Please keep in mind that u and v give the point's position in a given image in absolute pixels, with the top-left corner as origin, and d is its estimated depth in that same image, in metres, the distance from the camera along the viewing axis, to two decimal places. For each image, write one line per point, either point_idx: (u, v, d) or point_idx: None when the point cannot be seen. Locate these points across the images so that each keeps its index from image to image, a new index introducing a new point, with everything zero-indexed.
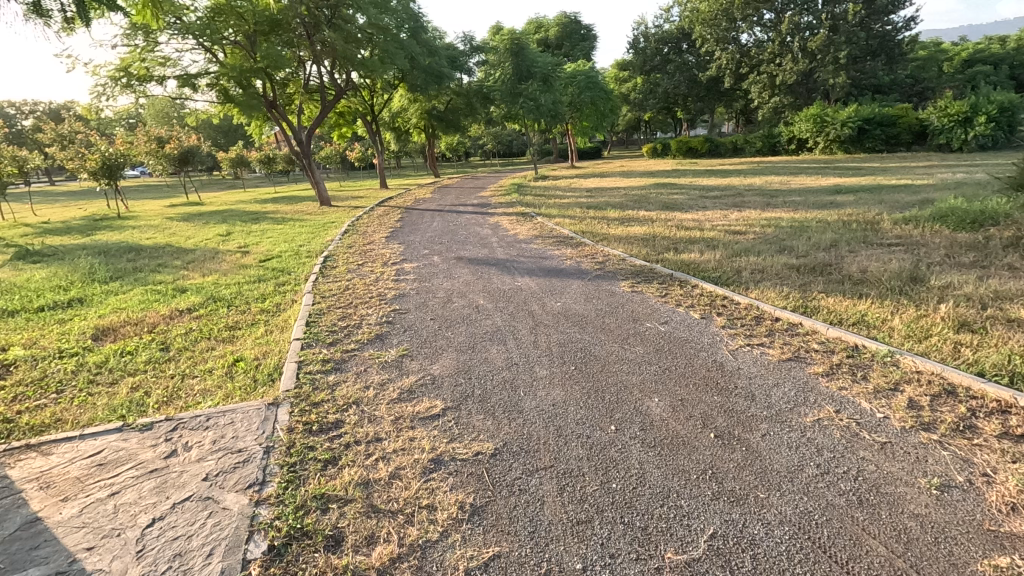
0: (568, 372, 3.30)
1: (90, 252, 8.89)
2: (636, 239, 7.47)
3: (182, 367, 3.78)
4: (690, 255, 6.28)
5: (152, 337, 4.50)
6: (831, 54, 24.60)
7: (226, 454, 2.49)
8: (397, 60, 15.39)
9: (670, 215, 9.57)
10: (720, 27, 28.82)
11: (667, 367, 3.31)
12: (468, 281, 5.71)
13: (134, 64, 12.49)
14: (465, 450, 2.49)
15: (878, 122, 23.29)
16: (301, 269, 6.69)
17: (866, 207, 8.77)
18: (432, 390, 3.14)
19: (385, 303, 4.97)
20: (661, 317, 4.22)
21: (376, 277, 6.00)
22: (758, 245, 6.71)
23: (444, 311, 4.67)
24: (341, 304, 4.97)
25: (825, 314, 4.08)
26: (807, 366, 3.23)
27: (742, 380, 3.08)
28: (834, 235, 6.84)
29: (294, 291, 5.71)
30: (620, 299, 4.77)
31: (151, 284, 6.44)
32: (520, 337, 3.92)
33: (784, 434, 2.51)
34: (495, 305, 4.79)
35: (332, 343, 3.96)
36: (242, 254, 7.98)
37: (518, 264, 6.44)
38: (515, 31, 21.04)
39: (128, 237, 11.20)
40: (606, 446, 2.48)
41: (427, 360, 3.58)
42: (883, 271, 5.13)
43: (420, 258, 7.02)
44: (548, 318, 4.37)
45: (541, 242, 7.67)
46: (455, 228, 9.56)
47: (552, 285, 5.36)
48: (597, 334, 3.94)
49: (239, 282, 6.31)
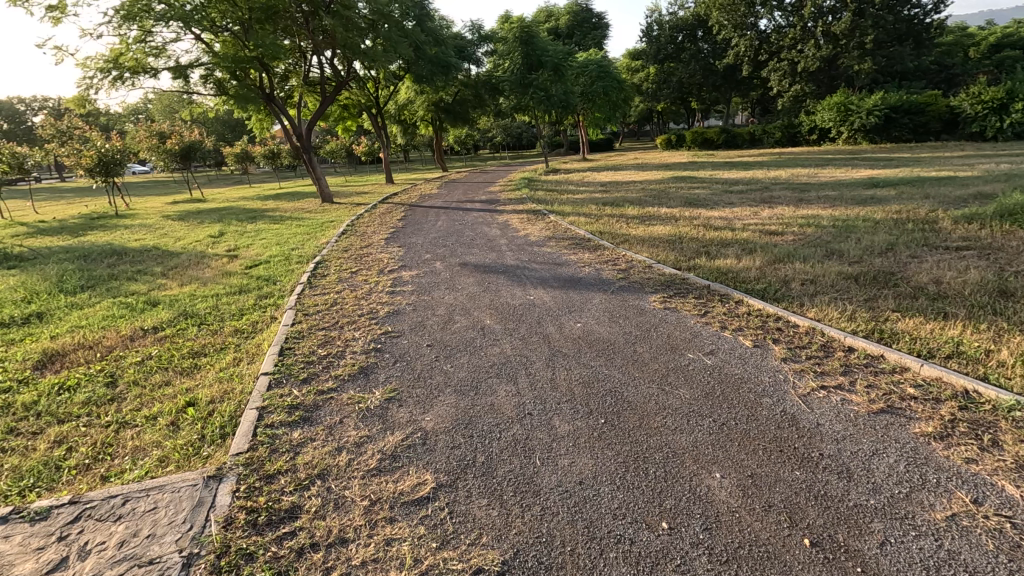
0: (597, 430, 2.59)
1: (71, 255, 8.31)
2: (661, 241, 6.71)
3: (122, 413, 3.09)
4: (725, 261, 5.54)
5: (101, 368, 3.82)
6: (856, 38, 23.56)
7: (132, 568, 1.81)
8: (401, 49, 14.65)
9: (695, 212, 8.78)
10: (738, 12, 27.56)
11: (724, 419, 2.61)
12: (472, 294, 5.00)
13: (124, 55, 11.81)
14: (461, 565, 1.79)
15: (906, 110, 22.18)
16: (288, 277, 6.01)
17: (913, 203, 7.94)
18: (422, 455, 2.44)
19: (375, 323, 4.28)
20: (704, 346, 3.48)
21: (369, 288, 5.33)
22: (801, 249, 5.92)
23: (443, 334, 3.96)
24: (325, 324, 4.28)
25: (909, 343, 3.31)
26: (909, 423, 2.47)
27: (828, 446, 2.34)
28: (888, 237, 6.03)
29: (276, 306, 5.02)
30: (651, 319, 4.02)
31: (121, 296, 5.80)
32: (534, 373, 3.22)
33: (910, 542, 1.78)
34: (505, 326, 4.07)
35: (306, 382, 3.26)
36: (230, 260, 7.32)
37: (529, 271, 5.72)
38: (525, 19, 20.17)
39: (116, 238, 10.56)
40: (657, 558, 1.78)
41: (417, 408, 2.87)
42: (962, 283, 4.34)
43: (420, 264, 6.33)
44: (568, 345, 3.64)
45: (555, 244, 6.95)
46: (461, 227, 8.85)
47: (570, 300, 4.64)
48: (628, 369, 3.21)
49: (218, 293, 5.64)
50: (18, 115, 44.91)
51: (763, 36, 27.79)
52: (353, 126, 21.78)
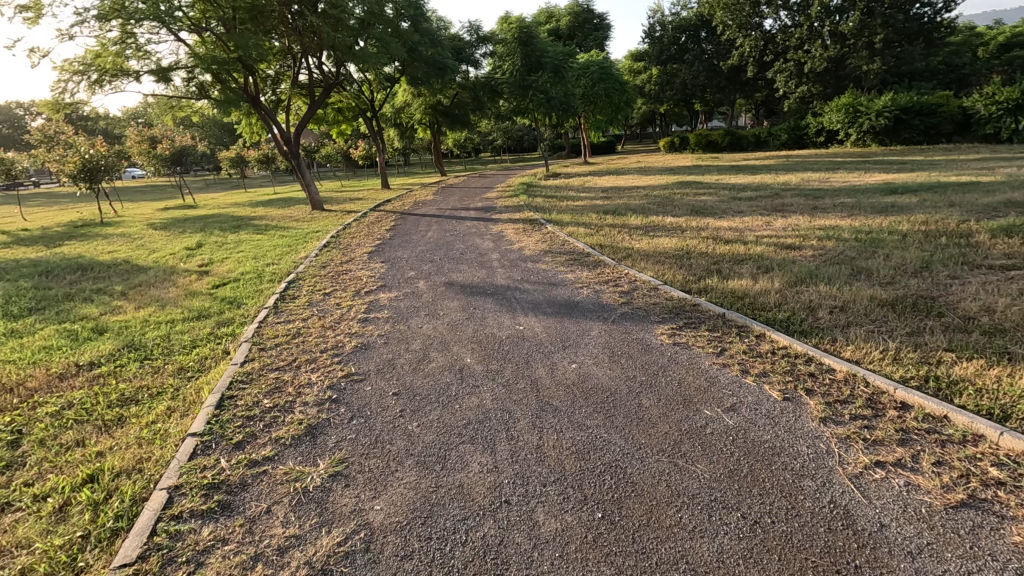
0: (592, 530, 1.99)
1: (34, 271, 7.77)
2: (667, 257, 6.13)
3: (8, 490, 2.50)
4: (739, 282, 4.95)
5: (9, 420, 3.23)
6: (864, 38, 22.90)
7: None
8: (394, 50, 14.09)
9: (703, 222, 8.19)
10: (743, 12, 26.86)
11: (756, 515, 2.01)
12: (455, 322, 4.42)
13: (102, 56, 11.28)
14: None
15: (917, 111, 21.53)
16: (255, 300, 5.43)
17: (939, 212, 7.33)
18: (361, 571, 1.85)
19: (338, 362, 3.68)
20: (722, 400, 2.88)
21: (340, 314, 4.76)
22: (823, 267, 5.32)
23: (414, 378, 3.36)
24: (279, 363, 3.70)
25: (980, 399, 2.69)
26: (1004, 528, 1.87)
27: (900, 564, 1.75)
28: (920, 253, 5.43)
29: (233, 337, 4.43)
30: (659, 360, 3.42)
31: (68, 321, 5.22)
32: (516, 438, 2.63)
33: None
34: (487, 367, 3.47)
35: (239, 448, 2.66)
36: (199, 277, 6.75)
37: (521, 293, 5.13)
38: (524, 19, 19.49)
39: (89, 249, 10.00)
40: None
41: (368, 492, 2.29)
42: (1020, 313, 3.73)
43: (403, 284, 5.77)
44: (560, 396, 3.04)
45: (551, 260, 6.37)
46: (452, 239, 8.27)
47: (565, 331, 4.05)
48: (632, 432, 2.62)
49: (174, 319, 5.06)
50: (18, 119, 45.00)
51: (768, 35, 27.13)
52: (348, 130, 21.27)
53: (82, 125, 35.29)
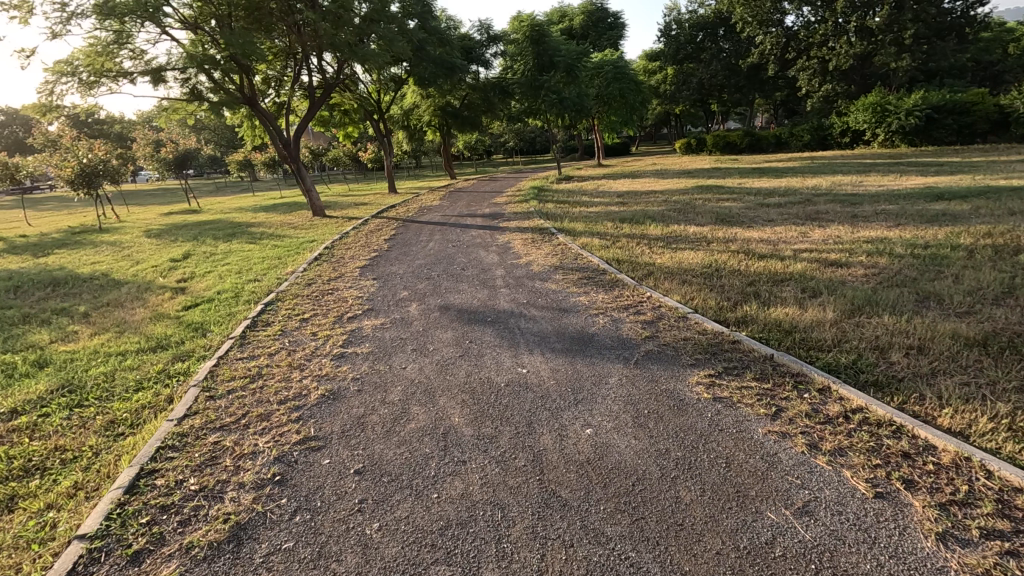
0: None
1: (4, 285, 7.21)
2: (694, 275, 5.38)
3: None
4: (785, 309, 4.18)
5: None
6: (893, 33, 21.80)
7: None
8: (398, 49, 13.37)
9: (730, 233, 7.43)
10: (764, 8, 25.90)
11: None
12: (448, 360, 3.70)
13: (91, 57, 10.77)
14: None
15: (950, 109, 20.37)
16: (223, 326, 4.77)
17: (1000, 222, 6.50)
18: None
19: (295, 421, 2.96)
20: (790, 495, 2.13)
21: (314, 348, 4.07)
22: (881, 290, 4.54)
23: (386, 448, 2.64)
24: (223, 421, 2.99)
25: None
26: None
27: None
28: (996, 274, 4.62)
29: (184, 377, 3.76)
30: (699, 426, 2.67)
31: (12, 350, 4.60)
32: (510, 557, 1.90)
33: None
34: (478, 433, 2.73)
35: (134, 562, 1.97)
36: (173, 295, 6.12)
37: (525, 321, 4.42)
38: (535, 16, 18.70)
39: (72, 259, 9.47)
40: None
41: None
42: None
43: (394, 306, 5.08)
44: (572, 481, 2.30)
45: (562, 278, 5.66)
46: (455, 251, 7.59)
47: (578, 378, 3.30)
48: (672, 552, 1.88)
49: (126, 350, 4.40)
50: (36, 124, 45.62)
51: (790, 32, 26.11)
52: (354, 132, 20.58)
53: (95, 129, 35.42)
